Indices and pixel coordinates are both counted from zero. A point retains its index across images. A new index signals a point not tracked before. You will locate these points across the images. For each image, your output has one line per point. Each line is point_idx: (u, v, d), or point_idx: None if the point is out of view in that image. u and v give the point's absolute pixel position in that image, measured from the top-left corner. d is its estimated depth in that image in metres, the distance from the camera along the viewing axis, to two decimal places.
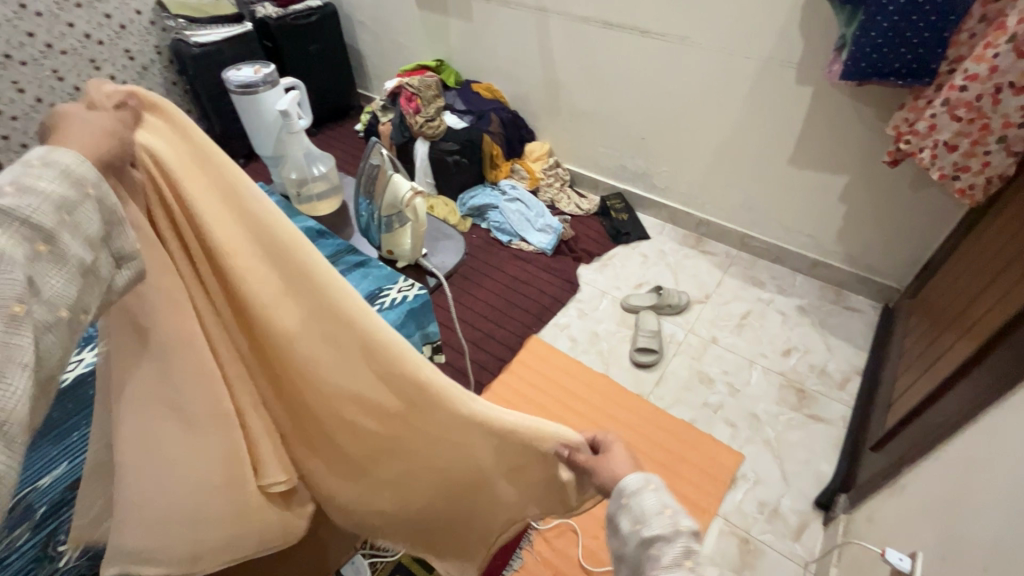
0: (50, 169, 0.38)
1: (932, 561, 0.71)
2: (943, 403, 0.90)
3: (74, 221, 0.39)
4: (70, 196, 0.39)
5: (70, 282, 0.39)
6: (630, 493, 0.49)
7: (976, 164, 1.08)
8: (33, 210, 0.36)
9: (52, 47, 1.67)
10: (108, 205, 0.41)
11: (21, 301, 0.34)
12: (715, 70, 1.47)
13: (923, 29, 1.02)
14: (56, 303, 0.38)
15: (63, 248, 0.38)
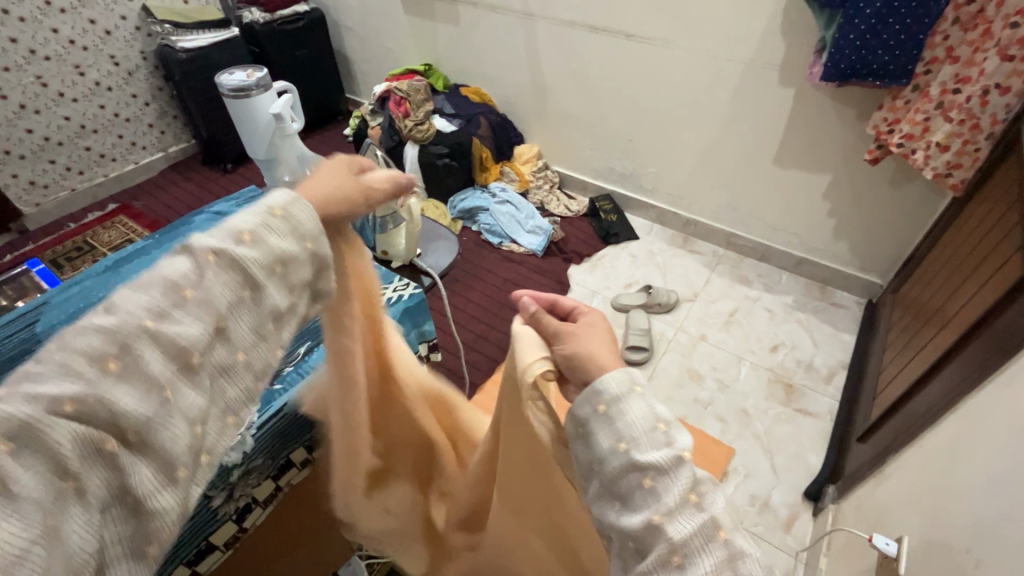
0: (287, 220, 0.42)
1: (917, 545, 0.73)
2: (925, 393, 0.93)
3: (262, 290, 0.40)
4: (293, 249, 0.41)
5: (260, 334, 0.40)
6: (613, 400, 0.43)
7: (967, 160, 1.11)
8: (224, 278, 0.38)
9: (36, 53, 1.66)
10: (323, 255, 0.44)
11: (197, 354, 0.36)
12: (699, 73, 1.50)
13: (899, 32, 1.06)
14: (240, 348, 0.39)
15: (262, 299, 0.39)
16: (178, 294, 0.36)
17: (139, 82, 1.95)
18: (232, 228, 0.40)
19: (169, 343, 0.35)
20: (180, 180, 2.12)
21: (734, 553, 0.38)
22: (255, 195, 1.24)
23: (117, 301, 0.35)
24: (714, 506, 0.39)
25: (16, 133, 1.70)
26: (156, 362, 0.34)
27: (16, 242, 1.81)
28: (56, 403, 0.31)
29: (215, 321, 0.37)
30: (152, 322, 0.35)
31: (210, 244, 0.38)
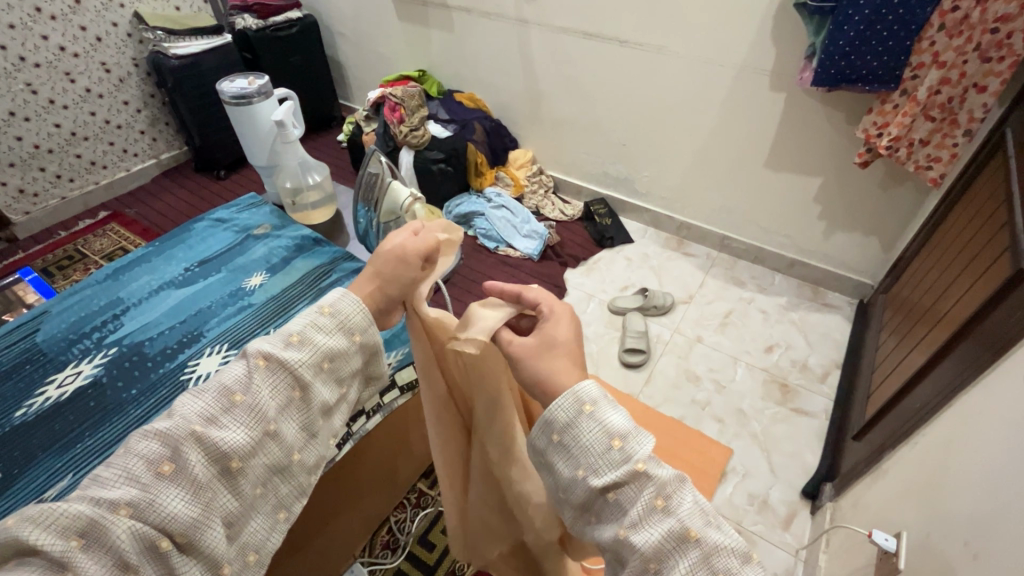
0: (333, 318, 0.55)
1: (916, 539, 0.74)
2: (919, 390, 0.95)
3: (308, 392, 0.53)
4: (338, 344, 0.55)
5: (302, 433, 0.54)
6: (565, 428, 0.46)
7: (946, 154, 1.18)
8: (274, 388, 0.51)
9: (26, 60, 1.64)
10: (368, 347, 0.58)
11: (237, 458, 0.48)
12: (692, 79, 1.52)
13: (888, 38, 1.08)
14: (290, 447, 0.53)
15: (312, 394, 0.53)
16: (230, 399, 0.49)
17: (130, 89, 1.94)
18: (286, 332, 0.53)
19: (213, 448, 0.46)
20: (173, 187, 2.11)
21: (707, 551, 0.41)
22: (254, 202, 1.24)
23: (177, 409, 0.48)
24: (680, 509, 0.42)
25: (6, 141, 1.68)
26: (200, 463, 0.46)
27: (5, 251, 1.79)
28: (114, 506, 0.42)
29: (255, 422, 0.49)
30: (201, 429, 0.46)
31: (263, 351, 0.51)
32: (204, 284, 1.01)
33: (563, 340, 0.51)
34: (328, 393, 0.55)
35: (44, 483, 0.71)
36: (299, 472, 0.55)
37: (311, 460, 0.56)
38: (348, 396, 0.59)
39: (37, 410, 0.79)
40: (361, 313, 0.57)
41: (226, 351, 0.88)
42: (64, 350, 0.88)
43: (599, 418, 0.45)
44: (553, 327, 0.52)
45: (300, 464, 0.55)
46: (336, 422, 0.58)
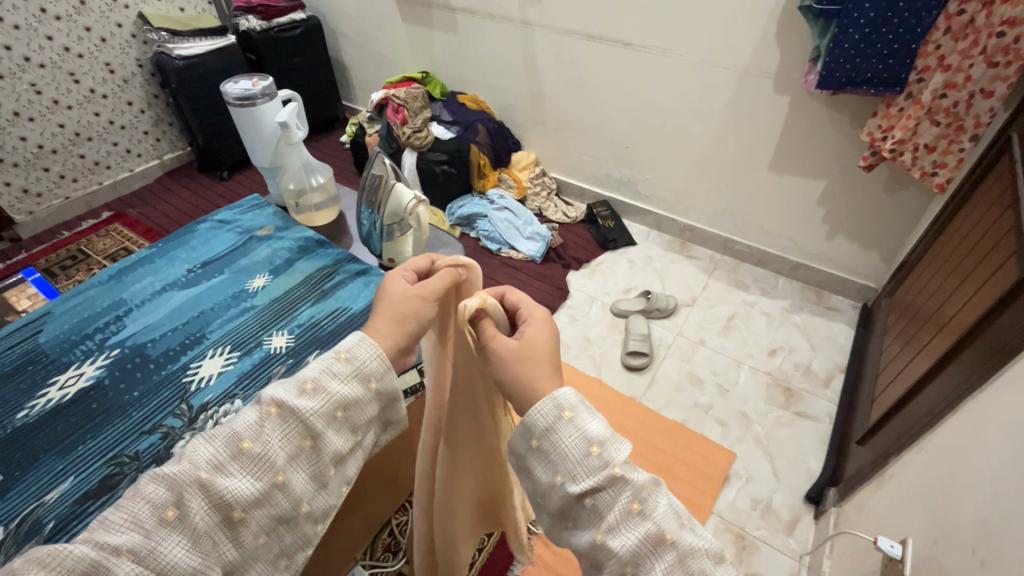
0: (349, 364, 0.50)
1: (920, 546, 0.74)
2: (924, 395, 0.94)
3: (319, 447, 0.48)
4: (353, 393, 0.50)
5: (311, 486, 0.49)
6: (544, 435, 0.46)
7: (952, 159, 1.16)
8: (280, 444, 0.46)
9: (30, 60, 1.64)
10: (386, 395, 0.53)
11: (241, 510, 0.44)
12: (696, 81, 1.52)
13: (892, 41, 1.08)
14: (299, 502, 0.48)
15: (322, 444, 0.48)
16: (239, 444, 0.45)
17: (134, 89, 1.94)
18: (300, 378, 0.49)
19: (218, 496, 0.43)
20: (176, 187, 2.11)
21: (682, 552, 0.41)
22: (257, 203, 1.24)
23: (187, 451, 0.44)
24: (657, 512, 0.43)
25: (9, 141, 1.68)
26: (203, 513, 0.42)
27: (8, 250, 1.78)
28: (114, 550, 0.39)
29: (262, 473, 0.45)
30: (208, 475, 0.43)
31: (277, 398, 0.47)
32: (207, 286, 1.01)
33: (541, 344, 0.53)
34: (341, 444, 0.50)
35: (45, 486, 0.70)
36: (305, 522, 0.49)
37: (320, 510, 0.50)
38: (363, 443, 0.54)
39: (39, 412, 0.79)
40: (378, 359, 0.52)
41: (228, 352, 0.88)
42: (67, 351, 0.88)
43: (578, 424, 0.46)
44: (536, 332, 0.54)
45: (307, 516, 0.49)
46: (349, 470, 0.53)
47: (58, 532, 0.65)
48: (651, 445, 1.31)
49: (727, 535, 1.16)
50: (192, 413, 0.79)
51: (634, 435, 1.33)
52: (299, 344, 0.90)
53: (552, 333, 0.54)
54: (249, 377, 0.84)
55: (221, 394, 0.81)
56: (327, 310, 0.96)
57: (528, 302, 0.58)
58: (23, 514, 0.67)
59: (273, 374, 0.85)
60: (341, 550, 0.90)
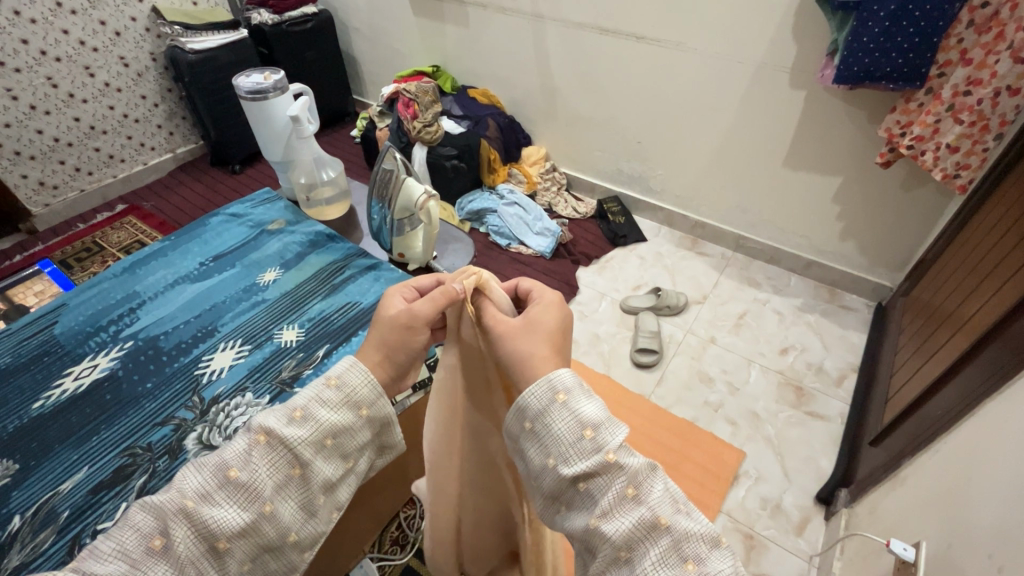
0: (340, 391, 0.52)
1: (935, 550, 0.72)
2: (940, 397, 0.92)
3: (308, 473, 0.49)
4: (342, 420, 0.51)
5: (300, 512, 0.50)
6: (537, 417, 0.47)
7: (975, 161, 1.13)
8: (268, 473, 0.47)
9: (47, 54, 1.66)
10: (376, 420, 0.55)
11: (224, 541, 0.45)
12: (710, 76, 1.50)
13: (913, 35, 1.05)
14: (286, 529, 0.48)
15: (310, 472, 0.49)
16: (225, 474, 0.46)
17: (148, 83, 1.96)
18: (290, 406, 0.50)
19: (203, 524, 0.44)
20: (189, 181, 2.13)
21: (677, 537, 0.42)
22: (268, 197, 1.25)
23: (176, 481, 0.46)
24: (652, 497, 0.43)
25: (27, 134, 1.70)
26: (187, 542, 0.43)
27: (24, 242, 1.80)
28: None
29: (249, 502, 0.46)
30: (193, 504, 0.44)
31: (266, 427, 0.48)
32: (218, 280, 1.01)
33: (547, 325, 0.55)
34: (330, 471, 0.51)
35: (60, 476, 0.71)
36: (291, 551, 0.50)
37: (307, 539, 0.51)
38: (355, 468, 0.55)
39: (54, 402, 0.80)
40: (369, 385, 0.53)
41: (240, 346, 0.89)
42: (81, 343, 0.89)
43: (572, 408, 0.46)
44: (543, 312, 0.56)
45: (293, 544, 0.50)
46: (339, 495, 0.54)
47: (73, 521, 0.66)
48: (660, 443, 1.31)
49: (736, 535, 1.15)
50: (203, 406, 0.80)
51: (642, 433, 1.33)
52: (310, 338, 0.90)
53: (560, 315, 0.56)
54: (261, 370, 0.85)
55: (233, 387, 0.82)
56: (337, 304, 0.97)
57: (538, 286, 0.60)
58: (40, 502, 0.68)
59: (284, 367, 0.85)
60: (349, 543, 0.91)
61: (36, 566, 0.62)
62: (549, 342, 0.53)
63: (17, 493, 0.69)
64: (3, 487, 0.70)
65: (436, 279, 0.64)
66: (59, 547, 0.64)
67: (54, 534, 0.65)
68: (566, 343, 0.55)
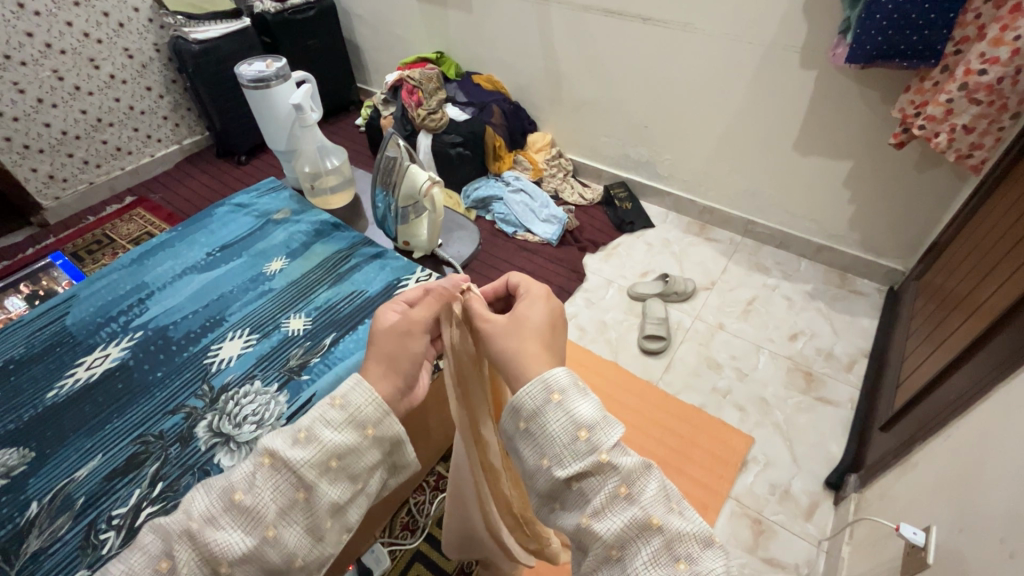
0: (343, 411, 0.51)
1: (944, 534, 0.72)
2: (953, 380, 0.91)
3: (311, 498, 0.48)
4: (347, 440, 0.50)
5: (306, 539, 0.48)
6: (532, 417, 0.47)
7: (989, 141, 1.11)
8: (269, 500, 0.46)
9: (51, 47, 1.66)
10: (383, 440, 0.53)
11: (225, 564, 0.45)
12: (718, 57, 1.47)
13: (929, 11, 1.02)
14: (293, 555, 0.48)
15: (316, 496, 0.48)
16: (230, 498, 0.46)
17: (153, 74, 1.96)
18: (295, 427, 0.50)
19: (205, 547, 0.45)
20: (196, 172, 2.13)
21: (668, 538, 0.41)
22: (274, 186, 1.24)
23: (186, 504, 0.47)
24: (645, 496, 0.43)
25: (34, 128, 1.71)
26: (190, 564, 0.44)
27: (37, 235, 1.82)
28: None
29: (252, 527, 0.46)
30: (198, 527, 0.45)
31: (270, 449, 0.48)
32: (226, 268, 1.02)
33: (533, 323, 0.55)
34: (337, 494, 0.50)
35: (75, 464, 0.73)
36: (298, 575, 0.49)
37: (315, 563, 0.50)
38: (366, 489, 0.53)
39: (67, 392, 0.81)
40: (374, 404, 0.52)
41: (247, 335, 0.89)
42: (93, 333, 0.90)
43: (566, 408, 0.46)
44: (529, 308, 0.57)
45: (300, 569, 0.49)
46: (349, 517, 0.53)
47: (88, 507, 0.68)
48: (669, 431, 1.31)
49: (744, 519, 1.15)
50: (213, 394, 0.81)
51: (652, 422, 1.33)
52: (317, 327, 0.90)
53: (549, 307, 0.57)
54: (268, 359, 0.85)
55: (241, 375, 0.83)
56: (344, 292, 0.97)
57: (524, 281, 0.62)
58: (56, 490, 0.70)
59: (293, 356, 0.86)
60: (360, 534, 0.94)
61: (54, 551, 0.64)
62: (537, 339, 0.54)
63: (34, 481, 0.71)
64: (19, 476, 0.71)
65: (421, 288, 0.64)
66: (75, 533, 0.66)
67: (70, 520, 0.67)
68: (557, 336, 0.56)
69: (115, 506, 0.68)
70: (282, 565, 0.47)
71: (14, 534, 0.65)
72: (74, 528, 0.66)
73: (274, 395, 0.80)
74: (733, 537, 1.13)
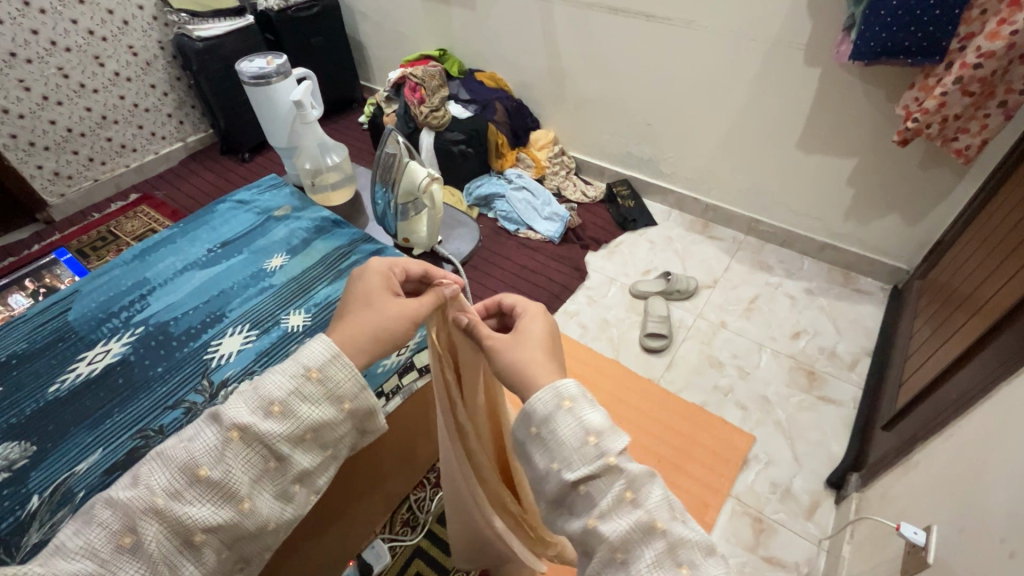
0: (321, 386, 0.51)
1: (945, 535, 0.72)
2: (956, 380, 0.90)
3: (284, 466, 0.50)
4: (323, 414, 0.51)
5: (276, 503, 0.51)
6: (543, 421, 0.47)
7: (975, 126, 1.12)
8: (242, 475, 0.47)
9: (56, 44, 1.67)
10: (357, 413, 0.55)
11: (197, 533, 0.46)
12: (721, 54, 1.46)
13: (933, 7, 1.01)
14: (265, 520, 0.50)
15: (288, 464, 0.51)
16: (197, 473, 0.46)
17: (157, 72, 1.96)
18: (265, 399, 0.49)
19: (175, 521, 0.45)
20: (200, 169, 2.14)
21: (672, 541, 0.42)
22: (275, 183, 1.25)
23: (144, 478, 0.46)
24: (649, 502, 0.43)
25: (40, 125, 1.72)
26: (160, 538, 0.44)
27: (42, 232, 1.84)
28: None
29: (224, 499, 0.47)
30: (164, 502, 0.45)
31: (239, 423, 0.47)
32: (228, 265, 1.02)
33: (536, 336, 0.56)
34: (308, 462, 0.52)
35: (76, 458, 0.73)
36: (268, 537, 0.52)
37: (284, 525, 0.53)
38: (335, 457, 0.56)
39: (69, 386, 0.82)
40: (352, 379, 0.53)
41: (247, 331, 0.90)
42: (94, 328, 0.91)
43: (576, 413, 0.46)
44: (530, 323, 0.58)
45: (271, 531, 0.51)
46: (319, 481, 0.55)
47: (88, 500, 0.69)
48: (668, 428, 1.30)
49: (744, 518, 1.15)
50: (213, 390, 0.81)
51: (651, 419, 1.33)
52: (316, 323, 0.91)
53: (547, 323, 0.58)
54: (267, 355, 0.86)
55: (241, 371, 0.83)
56: (343, 289, 0.97)
57: (520, 300, 0.61)
58: (55, 483, 0.70)
59: (291, 351, 0.86)
60: (359, 531, 0.94)
61: None
62: (541, 350, 0.54)
63: (36, 474, 0.71)
64: (21, 469, 0.72)
65: (425, 269, 0.65)
66: None
67: (71, 513, 0.67)
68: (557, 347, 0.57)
69: None
70: (254, 529, 0.49)
71: (15, 526, 0.66)
72: (75, 521, 0.67)
73: None
74: (733, 535, 1.13)
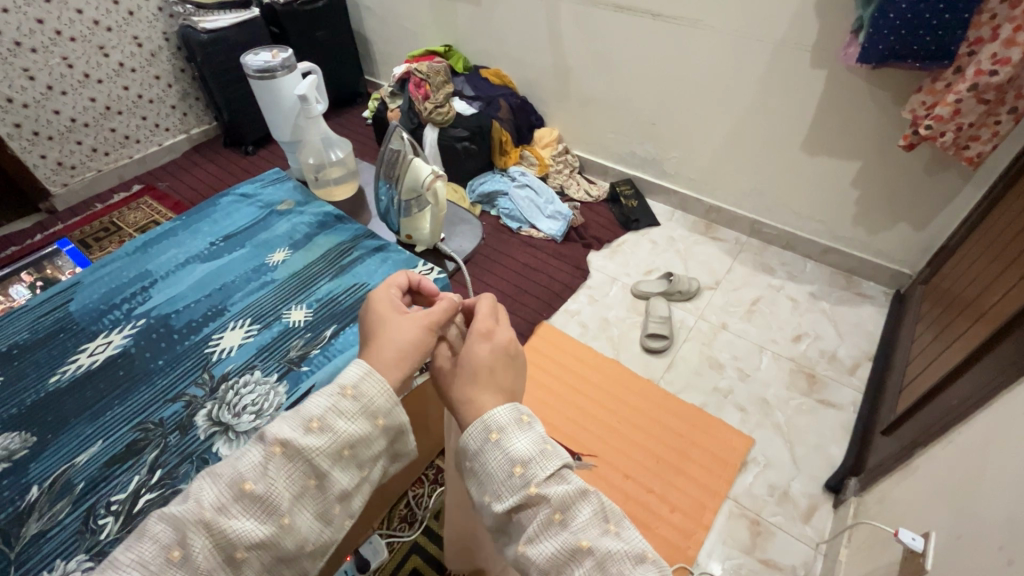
0: (356, 402, 0.51)
1: (945, 541, 0.71)
2: (957, 386, 0.90)
3: (323, 485, 0.49)
4: (359, 430, 0.50)
5: (317, 524, 0.50)
6: (474, 455, 0.47)
7: (987, 133, 1.12)
8: (282, 490, 0.47)
9: (62, 34, 1.66)
10: (391, 430, 0.54)
11: (239, 549, 0.45)
12: (728, 55, 1.45)
13: (943, 11, 1.01)
14: (305, 539, 0.49)
15: (328, 483, 0.49)
16: (242, 487, 0.46)
17: (161, 63, 1.96)
18: (306, 416, 0.49)
19: (220, 535, 0.45)
20: (203, 161, 2.14)
21: (599, 559, 0.41)
22: (279, 177, 1.24)
23: (194, 492, 0.47)
24: (577, 521, 0.43)
25: (44, 114, 1.72)
26: (206, 553, 0.44)
27: (45, 222, 1.84)
28: None
29: (266, 515, 0.46)
30: (211, 516, 0.45)
31: (281, 438, 0.48)
32: (229, 259, 1.02)
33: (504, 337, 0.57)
34: (346, 481, 0.51)
35: (76, 449, 0.73)
36: (305, 559, 0.50)
37: (323, 547, 0.51)
38: (370, 477, 0.54)
39: (70, 377, 0.82)
40: (386, 395, 0.52)
41: (248, 325, 0.90)
42: (96, 320, 0.91)
43: (503, 445, 0.46)
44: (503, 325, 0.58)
45: (309, 554, 0.50)
46: (357, 504, 0.53)
47: (88, 492, 0.69)
48: (667, 429, 1.30)
49: (742, 520, 1.15)
50: (213, 383, 0.81)
51: (651, 419, 1.33)
52: (317, 318, 0.91)
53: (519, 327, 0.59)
54: (268, 350, 0.86)
55: (241, 365, 0.84)
56: (345, 285, 0.97)
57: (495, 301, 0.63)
58: (57, 474, 0.70)
59: (292, 346, 0.86)
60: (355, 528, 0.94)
61: (53, 534, 0.65)
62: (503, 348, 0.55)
63: (35, 465, 0.72)
64: (21, 459, 0.72)
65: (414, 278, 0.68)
66: (74, 518, 0.66)
67: (70, 505, 0.67)
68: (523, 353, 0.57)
69: (114, 492, 0.69)
70: (293, 551, 0.48)
71: (14, 516, 0.66)
72: (73, 512, 0.67)
73: (274, 385, 0.81)
74: (732, 537, 1.13)
